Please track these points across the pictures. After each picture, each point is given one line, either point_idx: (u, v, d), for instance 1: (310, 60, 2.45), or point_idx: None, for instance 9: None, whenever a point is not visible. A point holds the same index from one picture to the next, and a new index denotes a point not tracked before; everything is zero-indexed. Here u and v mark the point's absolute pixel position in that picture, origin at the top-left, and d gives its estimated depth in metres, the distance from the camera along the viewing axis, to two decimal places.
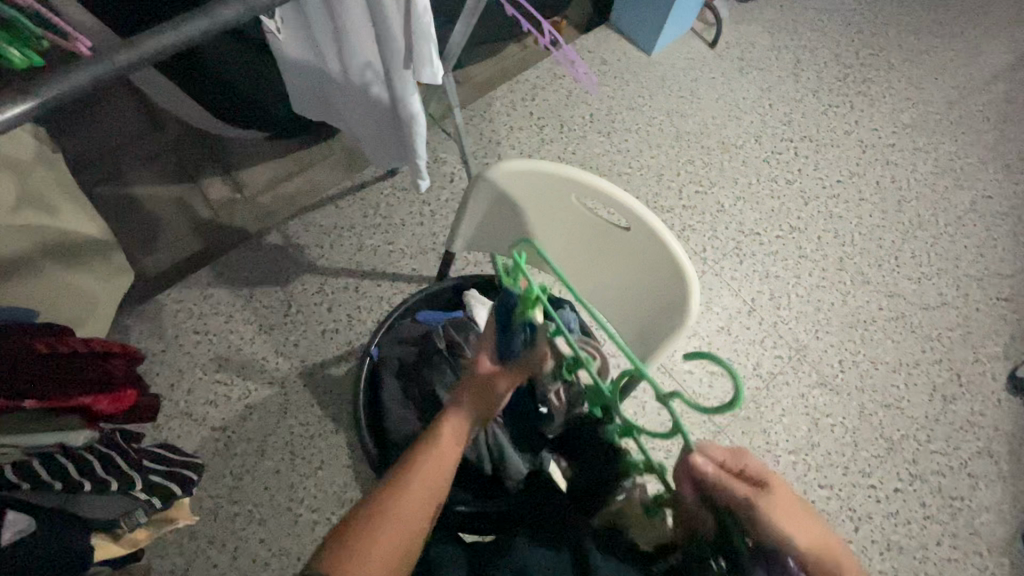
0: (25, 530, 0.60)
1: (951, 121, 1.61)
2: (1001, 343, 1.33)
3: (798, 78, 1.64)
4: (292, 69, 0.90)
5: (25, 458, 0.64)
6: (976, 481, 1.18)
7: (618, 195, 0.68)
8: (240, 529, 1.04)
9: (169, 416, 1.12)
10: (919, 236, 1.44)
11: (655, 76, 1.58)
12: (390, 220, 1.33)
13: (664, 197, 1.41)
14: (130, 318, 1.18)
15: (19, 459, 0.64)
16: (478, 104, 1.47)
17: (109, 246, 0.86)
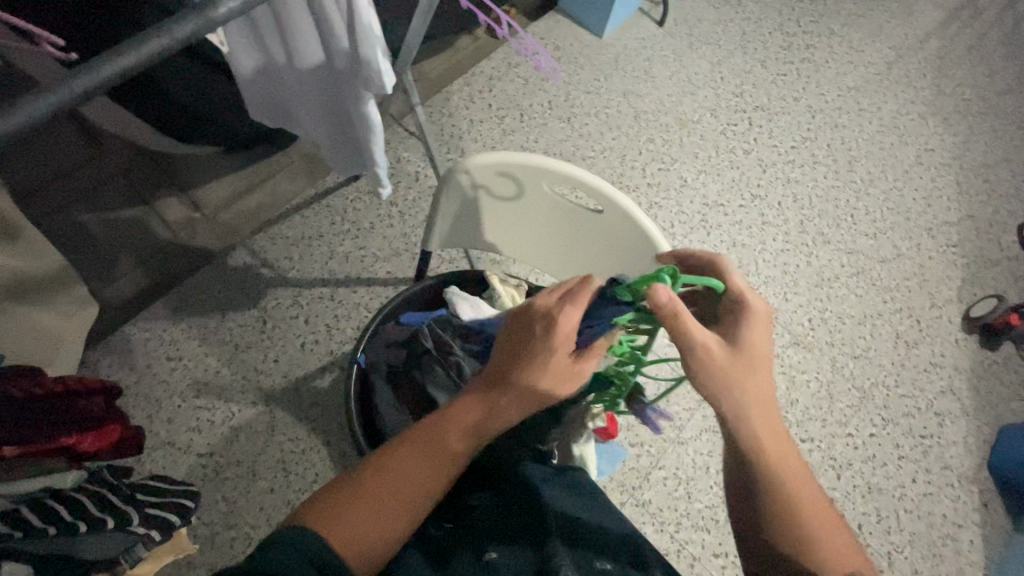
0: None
1: (891, 81, 1.69)
2: (954, 287, 1.41)
3: (745, 50, 1.68)
4: (250, 87, 0.86)
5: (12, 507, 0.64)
6: (943, 418, 1.26)
7: (589, 179, 0.69)
8: (241, 553, 1.02)
9: (151, 448, 1.08)
10: (871, 193, 1.51)
11: (608, 58, 1.60)
12: (359, 225, 1.32)
13: (629, 177, 1.44)
14: (98, 352, 1.14)
15: (7, 510, 0.64)
16: (436, 100, 1.46)
17: (71, 280, 0.82)
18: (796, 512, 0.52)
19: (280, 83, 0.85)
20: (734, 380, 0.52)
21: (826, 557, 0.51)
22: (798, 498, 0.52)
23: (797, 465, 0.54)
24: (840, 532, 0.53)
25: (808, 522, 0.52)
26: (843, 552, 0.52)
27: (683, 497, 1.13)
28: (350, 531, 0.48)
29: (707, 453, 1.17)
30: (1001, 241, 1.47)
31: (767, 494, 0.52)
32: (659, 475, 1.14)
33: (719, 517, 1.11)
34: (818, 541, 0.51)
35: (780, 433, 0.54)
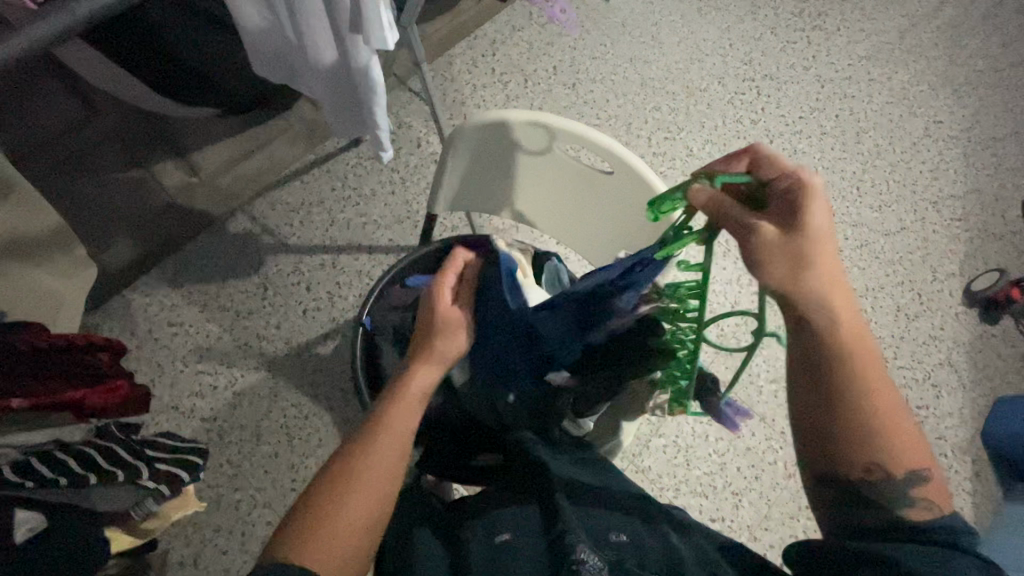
0: (36, 528, 0.60)
1: (903, 50, 1.65)
2: (957, 261, 1.40)
3: (755, 17, 1.64)
4: (251, 39, 0.85)
5: (22, 457, 0.65)
6: (939, 390, 1.27)
7: (601, 139, 0.68)
8: (246, 514, 1.04)
9: (154, 412, 1.09)
10: (878, 165, 1.49)
11: (615, 23, 1.55)
12: (360, 191, 1.30)
13: (634, 146, 1.42)
14: (98, 317, 1.14)
15: (18, 459, 0.65)
16: (438, 65, 1.43)
17: (71, 239, 0.81)
18: (862, 388, 0.49)
19: (284, 37, 0.82)
20: (792, 252, 0.51)
21: (888, 441, 0.49)
22: (866, 375, 0.50)
23: (866, 343, 0.51)
24: (902, 419, 0.50)
25: (873, 400, 0.49)
26: (903, 438, 0.50)
27: (682, 464, 1.14)
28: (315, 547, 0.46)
29: (706, 421, 1.18)
30: (1006, 216, 1.46)
31: (830, 367, 0.50)
32: (658, 442, 1.15)
33: (716, 484, 1.13)
34: (881, 423, 0.49)
35: (850, 310, 0.52)
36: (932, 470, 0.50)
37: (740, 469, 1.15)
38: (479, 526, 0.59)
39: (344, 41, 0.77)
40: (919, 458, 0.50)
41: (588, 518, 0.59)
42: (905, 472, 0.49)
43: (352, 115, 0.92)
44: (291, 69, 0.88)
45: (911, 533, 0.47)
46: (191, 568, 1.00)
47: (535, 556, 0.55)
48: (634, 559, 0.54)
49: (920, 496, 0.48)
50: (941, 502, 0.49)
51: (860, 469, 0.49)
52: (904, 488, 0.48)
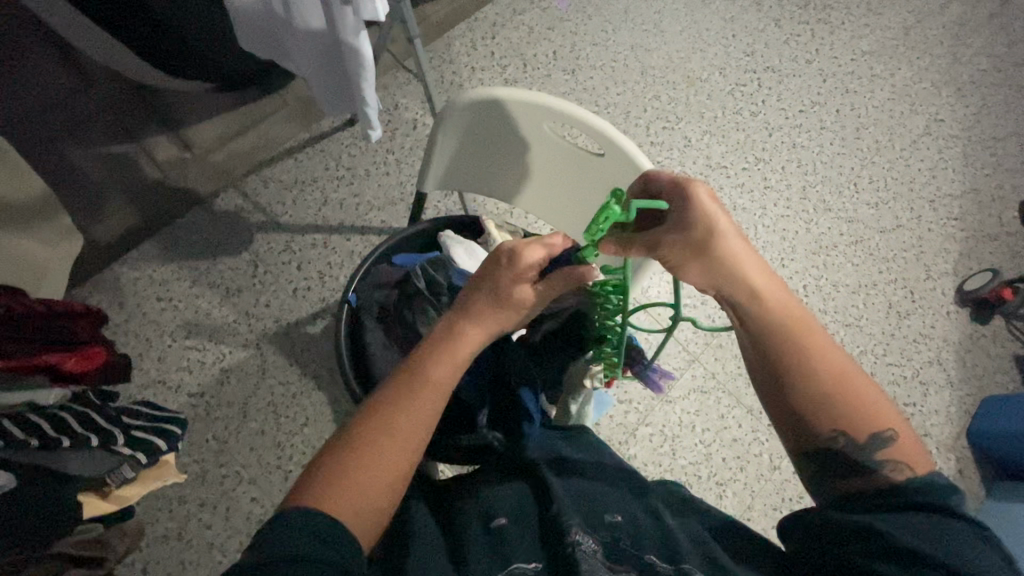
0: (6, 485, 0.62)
1: (908, 47, 1.64)
2: (951, 260, 1.40)
3: (760, 8, 1.62)
4: (240, 19, 0.84)
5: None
6: (927, 388, 1.27)
7: (594, 121, 0.67)
8: (231, 490, 1.04)
9: (141, 386, 1.09)
10: (877, 162, 1.48)
11: (617, 10, 1.53)
12: (354, 171, 1.29)
13: (632, 135, 1.40)
14: (86, 290, 1.13)
15: None
16: (437, 46, 1.41)
17: (55, 209, 0.80)
18: (804, 366, 0.50)
19: (272, 8, 0.81)
20: (695, 253, 0.54)
21: (848, 409, 0.49)
22: (804, 349, 0.51)
23: (795, 317, 0.53)
24: (861, 382, 0.50)
25: (818, 373, 0.50)
26: (865, 401, 0.50)
27: (667, 453, 1.15)
28: (347, 499, 0.44)
29: (694, 412, 1.18)
30: (1002, 216, 1.46)
31: (770, 351, 0.52)
32: (645, 431, 1.16)
33: (701, 474, 1.14)
34: (832, 393, 0.49)
35: (769, 291, 0.54)
36: (899, 429, 0.49)
37: (725, 460, 1.15)
38: (475, 508, 0.58)
39: (333, 14, 0.76)
40: (881, 421, 0.49)
41: (585, 500, 0.58)
42: (871, 436, 0.48)
43: (342, 92, 0.91)
44: (280, 44, 0.87)
45: (895, 498, 0.46)
46: (174, 541, 1.00)
47: (531, 532, 0.54)
48: (630, 538, 0.54)
49: (886, 459, 0.48)
50: (915, 464, 0.48)
51: (823, 440, 0.50)
52: (869, 452, 0.48)
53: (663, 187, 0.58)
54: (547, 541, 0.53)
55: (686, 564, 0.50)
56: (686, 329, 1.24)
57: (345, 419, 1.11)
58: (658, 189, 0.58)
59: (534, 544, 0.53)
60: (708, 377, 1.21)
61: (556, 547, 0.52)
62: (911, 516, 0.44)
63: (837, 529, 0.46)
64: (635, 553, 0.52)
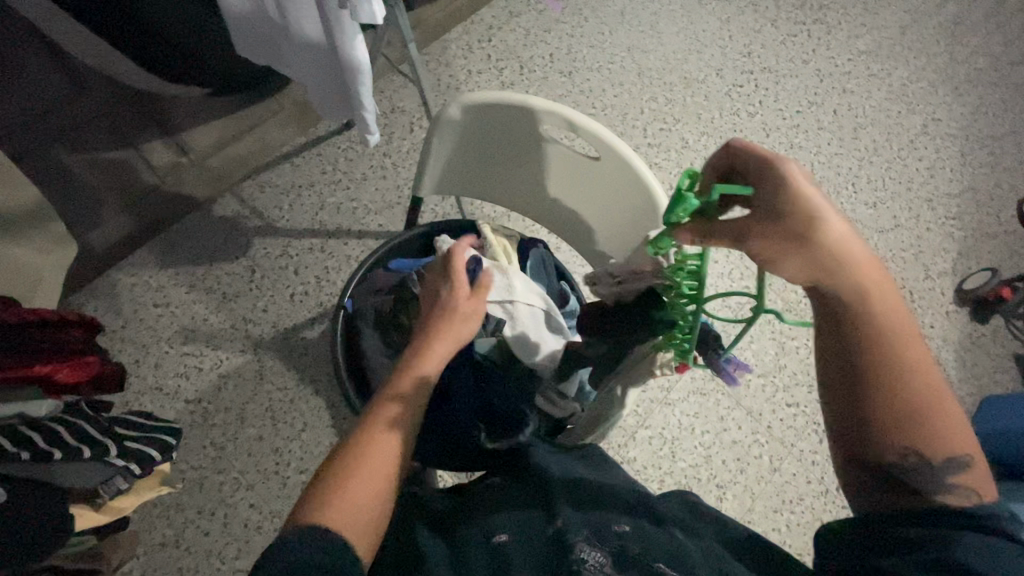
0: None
1: (904, 46, 1.63)
2: (949, 259, 1.40)
3: (756, 8, 1.62)
4: (234, 22, 0.84)
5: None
6: None
7: (589, 123, 0.67)
8: (229, 497, 1.04)
9: (138, 393, 1.08)
10: (874, 162, 1.48)
11: (613, 11, 1.53)
12: (351, 175, 1.28)
13: (630, 137, 1.40)
14: (82, 297, 1.13)
15: None
16: (433, 49, 1.41)
17: (48, 217, 0.80)
18: (901, 380, 0.47)
19: (267, 13, 0.80)
20: (795, 245, 0.48)
21: (932, 426, 0.46)
22: (901, 358, 0.47)
23: (895, 322, 0.48)
24: (944, 399, 0.47)
25: (911, 386, 0.46)
26: (946, 420, 0.47)
27: (668, 456, 1.14)
28: (338, 503, 0.45)
29: (694, 414, 1.18)
30: (1000, 215, 1.46)
31: (868, 365, 0.47)
32: (644, 434, 1.15)
33: (701, 476, 1.13)
34: (917, 409, 0.46)
35: (874, 290, 0.49)
36: (974, 454, 0.47)
37: (725, 462, 1.15)
38: (475, 522, 0.56)
39: (328, 18, 0.75)
40: (960, 442, 0.47)
41: (591, 513, 0.55)
42: (946, 458, 0.46)
43: (338, 96, 0.90)
44: (275, 49, 0.86)
45: (949, 518, 0.44)
46: (172, 549, 1.00)
47: (535, 549, 0.51)
48: (638, 548, 0.50)
49: (961, 484, 0.46)
50: (982, 490, 0.46)
51: (895, 454, 0.47)
52: (943, 473, 0.46)
53: (750, 166, 0.50)
54: (553, 555, 0.50)
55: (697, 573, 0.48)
56: None
57: (343, 424, 1.10)
58: (744, 168, 0.51)
59: (537, 560, 0.50)
60: (707, 378, 1.21)
61: (561, 559, 0.50)
62: (941, 530, 0.43)
63: (863, 534, 0.45)
64: (645, 562, 0.49)
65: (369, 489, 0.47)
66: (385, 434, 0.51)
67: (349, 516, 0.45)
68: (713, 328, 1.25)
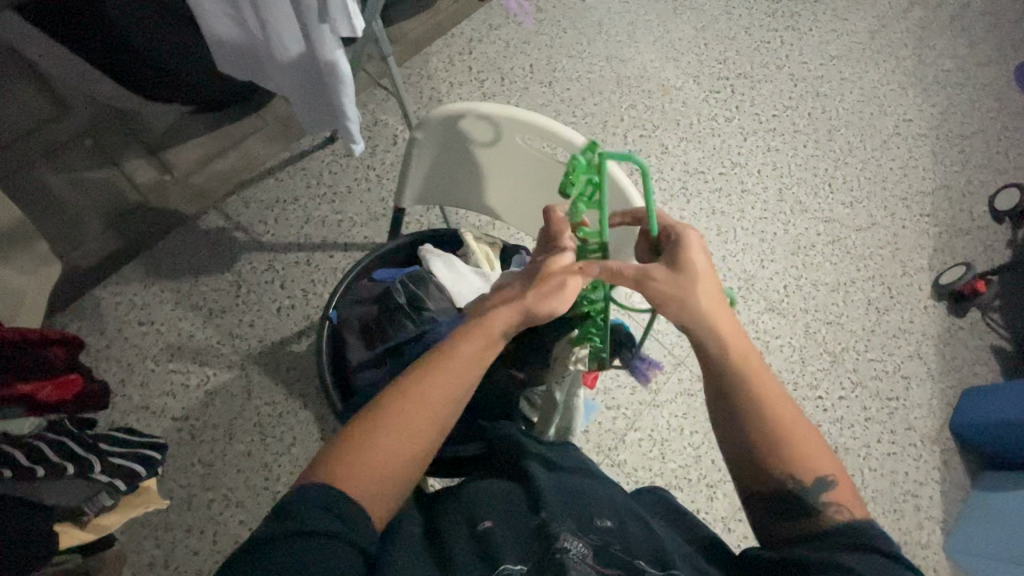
0: None
1: (874, 50, 1.68)
2: (926, 256, 1.43)
3: (730, 16, 1.66)
4: (217, 48, 0.86)
5: None
6: (909, 381, 1.29)
7: (564, 132, 0.68)
8: (218, 514, 1.03)
9: (124, 413, 1.07)
10: (849, 162, 1.52)
11: (591, 22, 1.56)
12: (335, 188, 1.29)
13: (611, 144, 1.43)
14: (66, 317, 1.12)
15: None
16: (415, 63, 1.43)
17: (31, 236, 0.80)
18: (769, 406, 0.52)
19: (249, 31, 0.81)
20: (682, 296, 0.56)
21: (801, 451, 0.51)
22: (763, 395, 0.52)
23: (755, 364, 0.54)
24: (810, 432, 0.52)
25: (774, 418, 0.51)
26: (808, 450, 0.51)
27: (658, 457, 1.15)
28: (361, 472, 0.47)
29: (682, 415, 1.19)
30: (973, 211, 1.50)
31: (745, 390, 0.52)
32: (634, 436, 1.16)
33: (692, 476, 1.14)
34: (784, 437, 0.51)
35: (739, 333, 0.56)
36: (842, 477, 0.51)
37: (714, 462, 1.16)
38: (457, 512, 0.55)
39: (309, 33, 0.77)
40: (824, 465, 0.51)
41: (573, 501, 0.56)
42: (813, 480, 0.50)
43: (323, 109, 0.91)
44: (259, 66, 0.88)
45: (837, 540, 0.46)
46: (160, 570, 0.99)
47: (518, 536, 0.52)
48: (621, 542, 0.52)
49: (830, 502, 0.49)
50: (853, 508, 0.49)
51: (773, 480, 0.50)
52: (814, 494, 0.49)
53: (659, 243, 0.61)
54: (536, 542, 0.51)
55: (676, 569, 0.50)
56: (671, 332, 1.26)
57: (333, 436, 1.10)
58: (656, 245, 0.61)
59: (521, 549, 0.51)
60: (694, 379, 1.22)
61: (544, 550, 0.50)
62: (850, 554, 0.44)
63: (767, 564, 0.47)
64: (626, 557, 0.51)
65: (392, 462, 0.48)
66: (412, 406, 0.50)
67: (370, 488, 0.47)
68: None
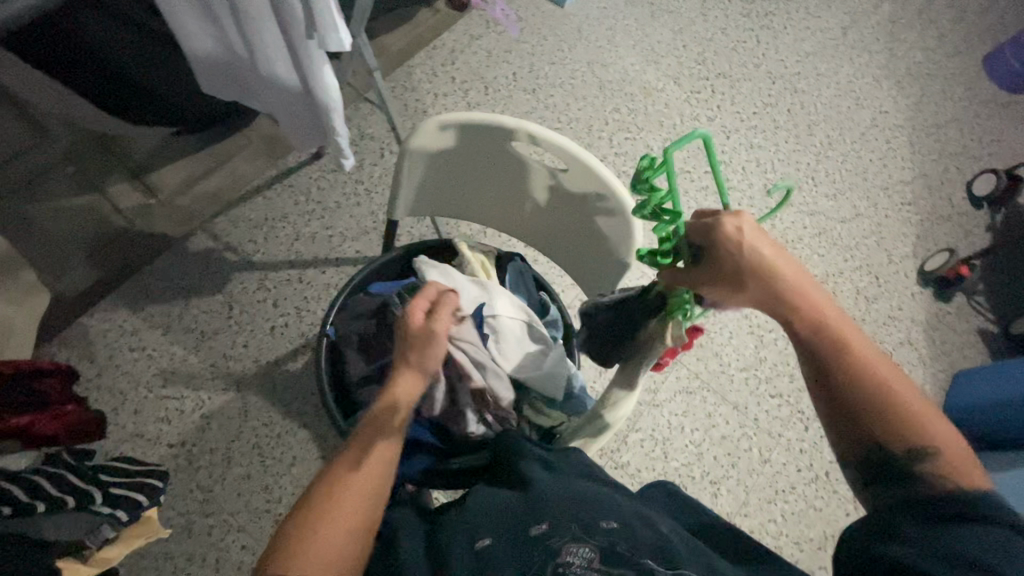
0: None
1: (847, 46, 1.72)
2: (909, 244, 1.46)
3: (706, 18, 1.69)
4: (202, 70, 0.86)
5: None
6: (901, 367, 1.31)
7: (555, 138, 0.69)
8: (220, 540, 1.01)
9: (118, 442, 1.05)
10: (831, 155, 1.55)
11: (571, 29, 1.58)
12: (324, 204, 1.28)
13: (597, 147, 1.44)
14: (53, 347, 1.09)
15: None
16: (399, 75, 1.43)
17: (15, 264, 0.78)
18: (852, 372, 0.48)
19: (233, 50, 0.81)
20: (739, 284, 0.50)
21: (899, 419, 0.47)
22: (851, 359, 0.48)
23: (835, 328, 0.49)
24: (909, 389, 0.48)
25: (859, 379, 0.48)
26: (912, 410, 0.47)
27: (660, 457, 1.15)
28: (303, 561, 0.44)
29: (682, 413, 1.19)
30: (952, 199, 1.53)
31: (817, 359, 0.49)
32: (636, 437, 1.16)
33: (695, 474, 1.14)
34: (880, 403, 0.48)
35: (813, 308, 0.49)
36: (946, 442, 0.46)
37: (716, 458, 1.17)
38: (460, 528, 0.54)
39: (293, 50, 0.76)
40: (928, 433, 0.47)
41: (577, 502, 0.55)
42: (907, 448, 0.47)
43: (310, 124, 0.90)
44: (244, 82, 0.87)
45: (937, 507, 0.44)
46: None
47: (517, 545, 0.51)
48: (627, 542, 0.51)
49: (937, 473, 0.45)
50: (969, 480, 0.45)
51: (868, 443, 0.48)
52: (915, 461, 0.46)
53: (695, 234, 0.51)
54: (537, 551, 0.50)
55: (683, 566, 0.49)
56: None
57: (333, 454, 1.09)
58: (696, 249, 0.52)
59: (518, 558, 0.50)
60: (692, 377, 1.23)
61: (545, 560, 0.49)
62: (966, 528, 0.42)
63: (869, 527, 0.45)
64: (633, 559, 0.49)
65: (331, 543, 0.45)
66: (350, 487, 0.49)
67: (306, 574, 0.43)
68: (694, 327, 1.28)
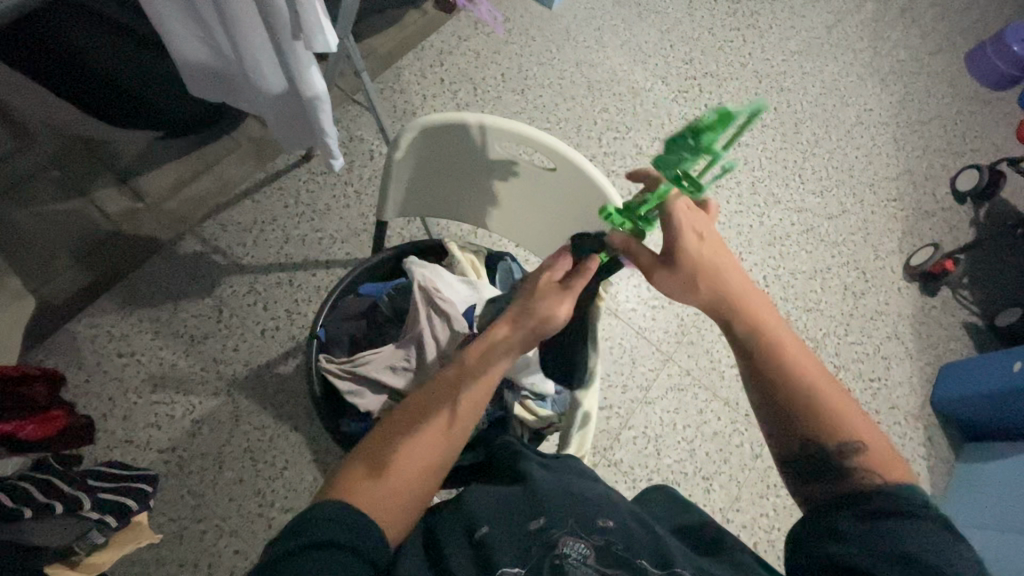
0: None
1: (831, 44, 1.74)
2: (895, 239, 1.48)
3: (693, 18, 1.70)
4: (189, 72, 0.86)
5: None
6: (889, 361, 1.33)
7: (543, 138, 0.70)
8: (212, 546, 1.00)
9: (107, 448, 1.04)
10: (818, 153, 1.57)
11: (558, 29, 1.59)
12: (314, 207, 1.28)
13: (586, 147, 1.45)
14: (40, 353, 1.07)
15: None
16: (387, 77, 1.43)
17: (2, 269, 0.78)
18: (781, 370, 0.54)
19: (220, 52, 0.81)
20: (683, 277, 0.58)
21: (824, 416, 0.52)
22: (780, 358, 0.55)
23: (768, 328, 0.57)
24: (834, 388, 0.54)
25: (789, 375, 0.54)
26: (835, 406, 0.53)
27: (653, 454, 1.16)
28: (373, 491, 0.49)
29: (674, 410, 1.20)
30: (936, 194, 1.56)
31: (750, 356, 0.56)
32: (629, 435, 1.17)
33: (687, 471, 1.15)
34: (807, 398, 0.53)
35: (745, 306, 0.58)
36: (870, 437, 0.52)
37: (709, 454, 1.18)
38: (459, 520, 0.52)
39: (281, 52, 0.75)
40: (850, 430, 0.52)
41: (576, 499, 0.55)
42: (836, 442, 0.51)
43: (299, 125, 0.90)
44: (232, 84, 0.87)
45: (860, 500, 0.48)
46: None
47: (514, 538, 0.50)
48: (623, 540, 0.51)
49: (859, 466, 0.50)
50: (888, 473, 0.49)
51: (799, 439, 0.53)
52: (839, 455, 0.51)
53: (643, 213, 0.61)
54: (535, 547, 0.50)
55: (675, 564, 0.50)
56: (658, 329, 1.27)
57: (326, 457, 1.09)
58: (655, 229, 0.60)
59: (515, 553, 0.49)
60: (683, 374, 1.24)
61: (542, 556, 0.49)
62: (901, 524, 0.45)
63: (812, 528, 0.49)
64: (627, 556, 0.50)
65: (404, 478, 0.50)
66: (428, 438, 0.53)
67: (371, 503, 0.48)
68: (684, 324, 1.29)
